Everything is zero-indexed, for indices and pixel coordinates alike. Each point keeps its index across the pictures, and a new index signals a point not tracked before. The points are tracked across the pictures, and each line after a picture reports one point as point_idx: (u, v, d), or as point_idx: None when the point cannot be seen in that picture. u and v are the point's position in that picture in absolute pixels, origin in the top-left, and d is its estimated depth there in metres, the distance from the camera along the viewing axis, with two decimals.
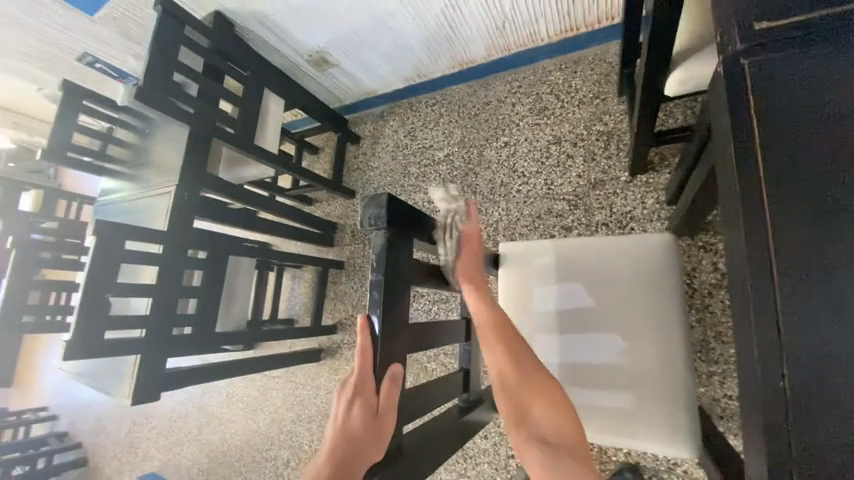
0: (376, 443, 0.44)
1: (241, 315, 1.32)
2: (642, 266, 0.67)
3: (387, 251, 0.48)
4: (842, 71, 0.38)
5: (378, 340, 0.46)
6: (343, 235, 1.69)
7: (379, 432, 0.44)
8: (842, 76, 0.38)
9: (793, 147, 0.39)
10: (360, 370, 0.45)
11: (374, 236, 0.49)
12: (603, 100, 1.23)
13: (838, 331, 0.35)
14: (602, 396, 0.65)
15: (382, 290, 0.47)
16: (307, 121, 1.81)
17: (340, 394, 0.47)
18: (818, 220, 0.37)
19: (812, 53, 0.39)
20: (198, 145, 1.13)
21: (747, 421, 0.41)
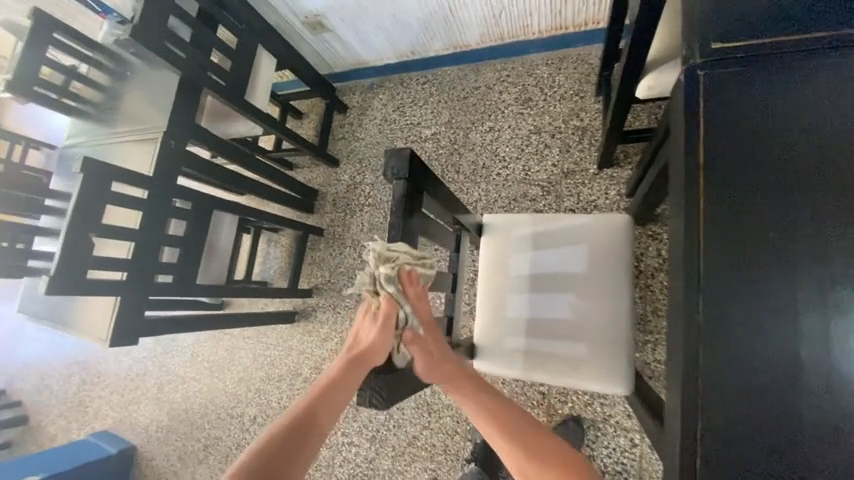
0: (379, 349, 0.57)
1: (220, 270, 1.33)
2: (604, 241, 0.79)
3: (405, 200, 0.55)
4: (764, 91, 0.51)
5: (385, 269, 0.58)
6: (324, 202, 1.71)
7: (382, 340, 0.57)
8: (763, 95, 0.51)
9: (728, 145, 0.51)
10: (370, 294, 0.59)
11: (394, 185, 0.56)
12: (581, 97, 1.34)
13: (737, 282, 0.48)
14: (560, 346, 0.77)
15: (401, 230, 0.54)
16: (295, 85, 1.79)
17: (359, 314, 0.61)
18: (735, 201, 0.50)
19: (746, 74, 0.51)
20: (188, 94, 1.11)
21: (668, 353, 0.54)
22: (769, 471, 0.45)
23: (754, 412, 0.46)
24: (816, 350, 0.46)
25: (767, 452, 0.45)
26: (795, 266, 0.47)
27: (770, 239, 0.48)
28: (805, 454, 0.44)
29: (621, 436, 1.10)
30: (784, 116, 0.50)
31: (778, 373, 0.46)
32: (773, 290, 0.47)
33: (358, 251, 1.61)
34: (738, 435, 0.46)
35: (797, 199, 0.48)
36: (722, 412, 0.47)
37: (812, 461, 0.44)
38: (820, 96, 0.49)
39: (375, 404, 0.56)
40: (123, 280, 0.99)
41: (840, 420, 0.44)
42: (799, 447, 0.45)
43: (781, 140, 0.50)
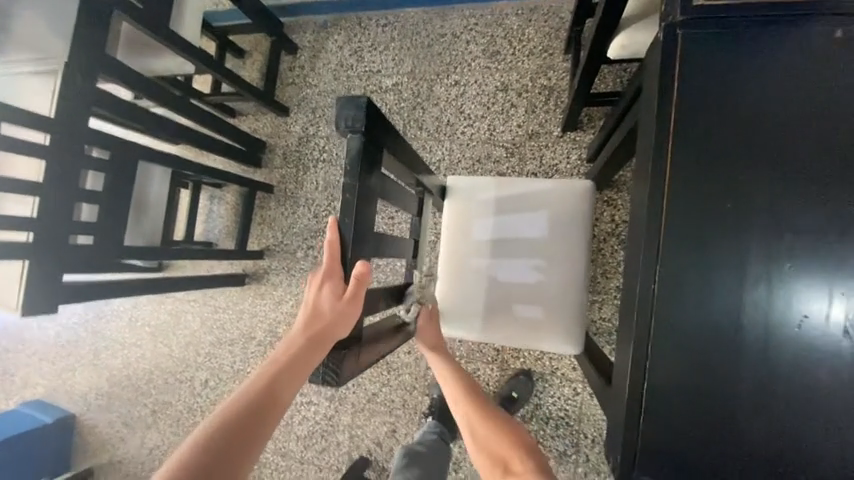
0: (342, 325, 0.52)
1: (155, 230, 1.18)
2: (566, 206, 0.78)
3: (361, 156, 0.47)
4: (738, 63, 0.50)
5: (346, 237, 0.49)
6: (273, 156, 1.56)
7: (346, 314, 0.52)
8: (739, 66, 0.50)
9: (697, 116, 0.50)
10: (330, 261, 0.50)
11: (349, 139, 0.48)
12: (550, 54, 1.29)
13: (692, 251, 0.50)
14: (519, 310, 0.79)
15: (355, 193, 0.48)
16: (234, 16, 1.54)
17: (311, 281, 0.54)
18: (699, 172, 0.50)
19: (719, 43, 0.50)
20: (94, 17, 0.90)
21: (621, 318, 0.57)
22: (702, 424, 0.49)
23: (696, 373, 0.49)
24: (754, 316, 0.49)
25: (703, 409, 0.49)
26: (744, 238, 0.49)
27: (726, 210, 0.49)
28: (735, 411, 0.49)
29: (566, 386, 1.19)
30: (753, 90, 0.49)
31: (718, 340, 0.49)
32: (721, 260, 0.50)
33: (312, 211, 1.51)
34: (680, 394, 0.50)
35: (753, 173, 0.49)
36: (667, 373, 0.50)
37: (740, 416, 0.48)
38: (789, 69, 0.49)
39: (328, 382, 0.51)
40: (29, 242, 0.84)
41: (768, 382, 0.48)
42: (729, 402, 0.49)
43: (746, 114, 0.50)
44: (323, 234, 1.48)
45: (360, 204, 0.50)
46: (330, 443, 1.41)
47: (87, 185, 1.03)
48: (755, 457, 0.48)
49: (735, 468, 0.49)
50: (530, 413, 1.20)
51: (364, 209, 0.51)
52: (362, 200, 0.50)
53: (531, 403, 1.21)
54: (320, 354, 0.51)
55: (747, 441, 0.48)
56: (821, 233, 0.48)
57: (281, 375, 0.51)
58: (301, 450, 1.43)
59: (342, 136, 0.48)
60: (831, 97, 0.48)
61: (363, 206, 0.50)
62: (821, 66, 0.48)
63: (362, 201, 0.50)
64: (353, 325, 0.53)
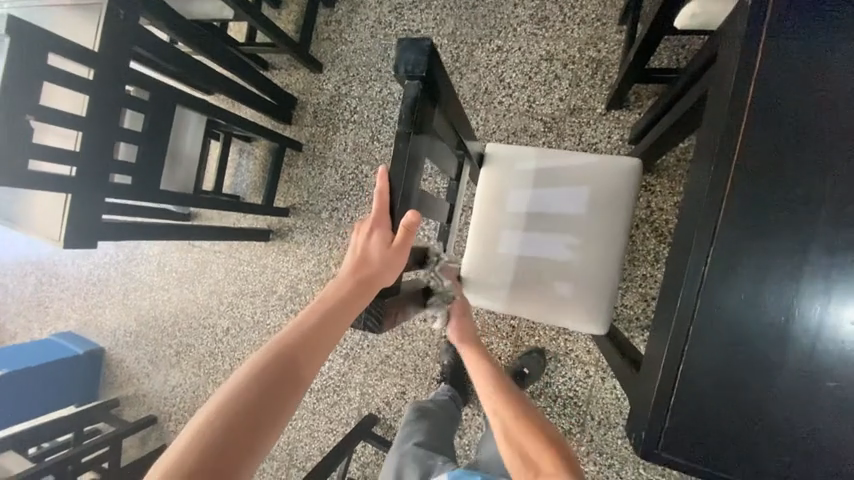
0: (388, 271, 0.54)
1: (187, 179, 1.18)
2: (609, 184, 0.75)
3: (418, 105, 0.46)
4: (831, 38, 0.45)
5: (396, 187, 0.49)
6: (303, 113, 1.55)
7: (393, 263, 0.54)
8: (831, 42, 0.45)
9: (778, 93, 0.46)
10: (381, 209, 0.51)
11: (407, 87, 0.46)
12: (603, 24, 1.20)
13: (751, 238, 0.48)
14: (548, 286, 0.78)
15: (408, 145, 0.47)
16: None
17: (360, 229, 0.56)
18: (774, 153, 0.47)
19: (812, 15, 0.46)
20: None
21: (662, 300, 0.55)
22: (736, 414, 0.48)
23: (739, 363, 0.48)
24: (810, 312, 0.47)
25: (740, 399, 0.48)
26: (813, 230, 0.46)
27: (795, 198, 0.46)
28: (773, 405, 0.47)
29: (578, 368, 1.20)
30: (844, 69, 0.45)
31: (764, 330, 0.48)
32: (781, 249, 0.47)
33: (339, 172, 1.50)
34: (716, 381, 0.49)
35: (834, 160, 0.46)
36: (705, 359, 0.49)
37: (779, 411, 0.47)
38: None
39: (370, 328, 0.55)
40: (72, 177, 0.86)
41: (812, 377, 0.47)
42: (769, 395, 0.48)
43: (833, 96, 0.46)
44: (348, 196, 1.48)
45: (413, 156, 0.48)
46: (341, 398, 1.47)
47: (126, 126, 1.05)
48: (792, 452, 0.47)
49: (768, 462, 0.48)
50: (539, 390, 1.22)
51: (414, 162, 0.49)
52: (414, 153, 0.49)
53: (541, 380, 1.22)
54: (368, 297, 0.53)
55: (783, 437, 0.47)
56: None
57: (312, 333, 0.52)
58: (313, 402, 1.50)
59: (401, 81, 0.47)
60: None
61: (414, 159, 0.49)
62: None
63: (415, 153, 0.49)
64: (399, 273, 0.55)
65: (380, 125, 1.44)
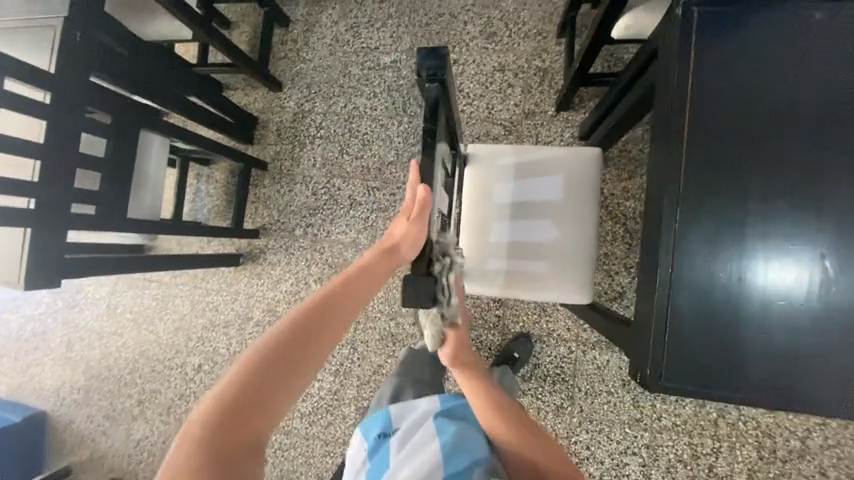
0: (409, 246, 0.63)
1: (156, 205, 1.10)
2: (578, 171, 0.86)
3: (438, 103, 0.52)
4: (743, 39, 0.59)
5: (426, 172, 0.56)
6: (265, 132, 1.53)
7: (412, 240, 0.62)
8: (743, 41, 0.59)
9: (709, 83, 0.59)
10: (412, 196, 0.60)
11: (428, 88, 0.52)
12: (544, 37, 1.36)
13: (706, 197, 0.59)
14: (536, 267, 0.87)
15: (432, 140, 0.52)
16: None
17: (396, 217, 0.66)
18: (714, 129, 0.59)
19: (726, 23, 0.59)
20: None
21: (643, 258, 0.66)
22: (715, 343, 0.59)
23: (711, 300, 0.59)
24: (757, 250, 0.58)
25: (717, 330, 0.59)
26: (750, 184, 0.58)
27: (735, 163, 0.59)
28: (741, 330, 0.58)
29: (561, 346, 1.30)
30: (754, 62, 0.59)
31: (727, 271, 0.59)
32: (729, 203, 0.59)
33: (309, 188, 1.49)
34: (696, 317, 0.59)
35: (758, 127, 0.58)
36: (686, 301, 0.59)
37: (746, 335, 0.58)
38: (786, 38, 0.58)
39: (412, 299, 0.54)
40: (31, 209, 0.79)
41: (766, 303, 0.58)
42: (739, 323, 0.58)
43: (750, 83, 0.59)
44: (322, 210, 1.48)
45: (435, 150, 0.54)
46: (336, 417, 1.43)
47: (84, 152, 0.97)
48: (762, 367, 0.58)
49: (746, 378, 0.58)
50: (529, 372, 1.30)
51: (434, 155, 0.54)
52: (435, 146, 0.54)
53: (530, 361, 1.30)
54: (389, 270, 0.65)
55: (753, 355, 0.58)
56: (815, 179, 0.57)
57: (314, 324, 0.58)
58: (305, 426, 1.44)
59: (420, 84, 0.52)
60: (819, 69, 0.57)
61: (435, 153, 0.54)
62: (815, 37, 0.57)
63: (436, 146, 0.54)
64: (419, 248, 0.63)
65: (348, 138, 1.47)
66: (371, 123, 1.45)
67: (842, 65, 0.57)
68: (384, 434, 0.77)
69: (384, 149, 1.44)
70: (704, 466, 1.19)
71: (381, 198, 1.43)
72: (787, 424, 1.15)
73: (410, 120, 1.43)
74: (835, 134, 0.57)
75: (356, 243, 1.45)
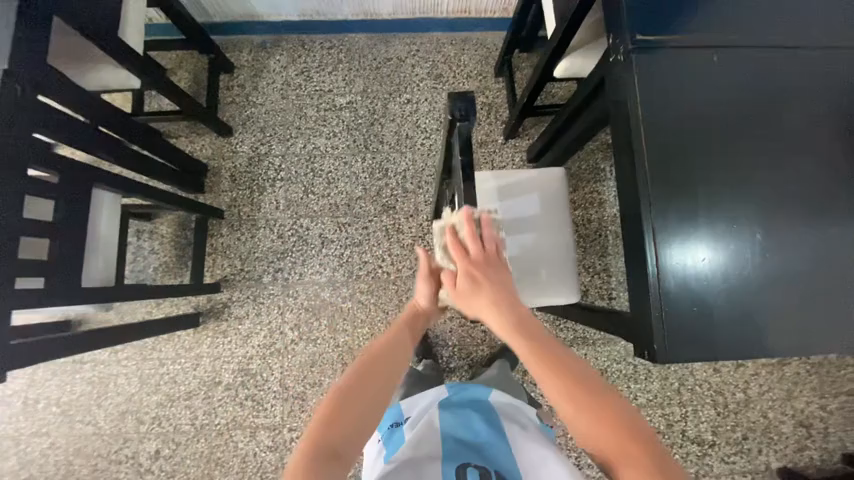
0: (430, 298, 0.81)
1: (110, 269, 0.97)
2: (550, 188, 1.00)
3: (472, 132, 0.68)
4: (670, 74, 0.76)
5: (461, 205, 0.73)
6: (218, 179, 1.46)
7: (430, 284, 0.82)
8: (671, 75, 0.76)
9: (653, 108, 0.76)
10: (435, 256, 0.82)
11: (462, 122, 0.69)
12: (484, 77, 1.54)
13: (669, 196, 0.74)
14: (529, 275, 0.96)
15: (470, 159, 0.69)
16: (166, 30, 1.44)
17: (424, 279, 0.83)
18: (664, 143, 0.75)
19: (656, 64, 0.76)
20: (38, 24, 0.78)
21: (628, 253, 0.79)
22: (698, 313, 0.72)
23: (688, 278, 0.73)
24: (712, 232, 0.74)
25: (697, 302, 0.72)
26: (697, 185, 0.74)
27: (684, 167, 0.75)
28: (714, 299, 0.72)
29: None
30: (681, 90, 0.76)
31: (695, 252, 0.73)
32: (686, 198, 0.74)
33: (275, 231, 1.44)
34: (680, 294, 0.72)
35: (695, 140, 0.75)
36: (670, 282, 0.73)
37: (718, 303, 0.72)
38: (699, 72, 0.77)
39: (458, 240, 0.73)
40: None
41: (727, 274, 0.73)
42: (711, 294, 0.73)
43: (682, 105, 0.76)
44: (292, 253, 1.42)
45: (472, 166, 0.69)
46: None
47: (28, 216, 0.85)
48: (734, 326, 0.72)
49: (724, 338, 0.72)
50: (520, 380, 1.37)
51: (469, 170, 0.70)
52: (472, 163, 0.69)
53: (519, 368, 1.38)
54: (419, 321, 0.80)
55: (726, 318, 0.72)
56: (739, 175, 0.75)
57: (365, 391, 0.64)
58: None
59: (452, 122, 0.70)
60: (723, 96, 0.77)
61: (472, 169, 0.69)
62: (716, 73, 0.77)
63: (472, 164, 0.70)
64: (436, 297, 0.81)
65: (311, 178, 1.47)
66: (334, 161, 1.48)
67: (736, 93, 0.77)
68: (396, 424, 0.91)
69: (351, 186, 1.47)
70: (678, 432, 1.35)
71: (353, 233, 1.44)
72: (730, 380, 1.38)
73: (373, 156, 1.49)
74: (745, 141, 0.76)
75: (333, 282, 1.41)
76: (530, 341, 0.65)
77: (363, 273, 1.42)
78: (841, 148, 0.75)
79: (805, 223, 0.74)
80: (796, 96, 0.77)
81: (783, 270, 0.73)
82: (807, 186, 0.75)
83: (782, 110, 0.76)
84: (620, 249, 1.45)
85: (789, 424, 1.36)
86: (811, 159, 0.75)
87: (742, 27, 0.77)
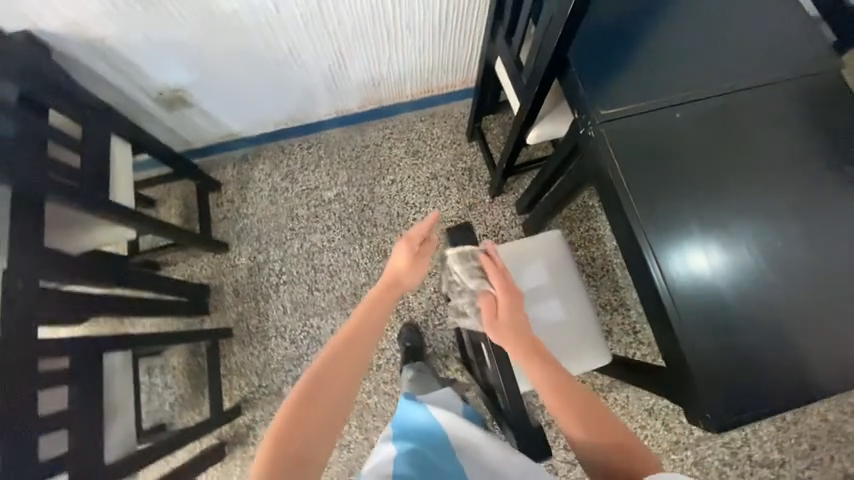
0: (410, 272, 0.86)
1: (129, 434, 0.94)
2: (556, 254, 1.01)
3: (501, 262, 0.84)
4: (639, 131, 0.82)
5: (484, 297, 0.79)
6: (222, 297, 1.46)
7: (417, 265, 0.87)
8: (639, 133, 0.82)
9: (631, 164, 0.81)
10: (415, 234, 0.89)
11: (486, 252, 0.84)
12: (459, 144, 1.61)
13: (667, 237, 0.79)
14: (557, 345, 0.97)
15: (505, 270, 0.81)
16: (153, 166, 1.47)
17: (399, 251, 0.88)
18: (650, 191, 0.80)
19: (624, 126, 0.82)
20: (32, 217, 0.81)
21: (649, 303, 0.81)
22: (730, 344, 0.74)
23: (711, 312, 0.76)
24: (721, 259, 0.78)
25: (725, 331, 0.75)
26: (695, 229, 0.79)
27: (677, 207, 0.79)
28: (740, 324, 0.75)
29: None
30: (653, 143, 0.82)
31: (708, 283, 0.77)
32: (686, 235, 0.78)
33: (287, 338, 1.42)
34: (707, 326, 0.75)
35: (678, 180, 0.80)
36: (693, 320, 0.75)
37: (744, 328, 0.75)
38: (665, 123, 0.82)
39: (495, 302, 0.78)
40: None
41: (745, 298, 0.76)
42: (736, 321, 0.75)
43: (658, 156, 0.81)
44: (308, 357, 1.39)
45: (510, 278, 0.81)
46: None
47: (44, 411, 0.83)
48: (770, 346, 0.74)
49: (763, 360, 0.74)
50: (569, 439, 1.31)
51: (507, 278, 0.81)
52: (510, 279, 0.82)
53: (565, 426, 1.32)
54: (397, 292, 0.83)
55: (758, 339, 0.75)
56: (727, 220, 0.79)
57: (338, 363, 0.69)
58: None
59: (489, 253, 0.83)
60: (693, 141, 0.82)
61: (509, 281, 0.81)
62: (683, 123, 0.83)
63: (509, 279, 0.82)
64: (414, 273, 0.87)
65: (313, 275, 1.47)
66: (333, 254, 1.50)
67: (708, 136, 0.82)
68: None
69: (353, 275, 1.47)
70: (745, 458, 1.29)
71: None
72: None
73: (370, 240, 1.51)
74: (726, 172, 0.81)
75: None
76: (545, 377, 0.69)
77: (383, 361, 1.39)
78: (810, 173, 0.81)
79: (799, 250, 0.78)
80: (760, 128, 0.83)
81: (795, 284, 0.77)
82: (790, 209, 0.80)
83: (749, 142, 0.82)
84: (630, 279, 1.45)
85: (852, 422, 1.30)
86: (787, 189, 0.80)
87: (692, 81, 0.84)
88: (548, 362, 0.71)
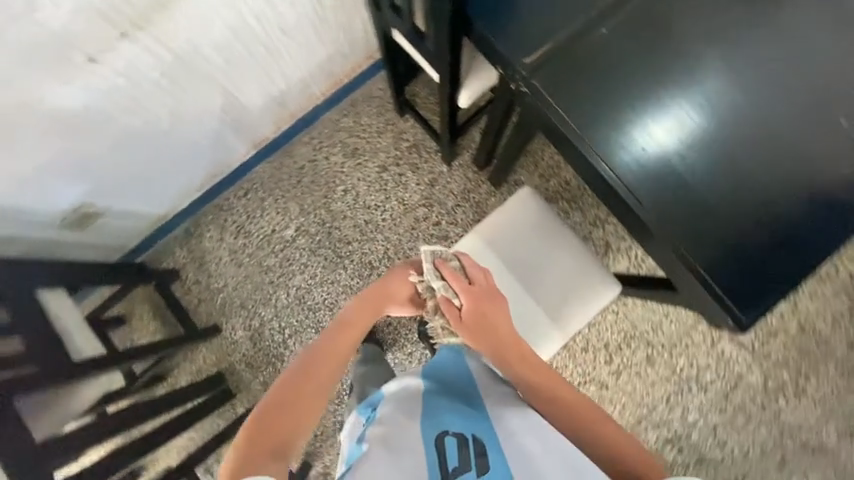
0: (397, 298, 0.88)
1: None
2: (533, 213, 0.99)
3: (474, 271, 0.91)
4: (567, 62, 0.78)
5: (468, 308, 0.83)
6: (238, 375, 1.43)
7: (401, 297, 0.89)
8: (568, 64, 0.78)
9: (571, 100, 0.78)
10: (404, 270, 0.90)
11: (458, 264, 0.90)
12: (394, 123, 1.49)
13: (628, 155, 0.79)
14: (566, 297, 0.98)
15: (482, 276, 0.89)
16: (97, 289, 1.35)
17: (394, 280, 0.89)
18: (598, 117, 0.78)
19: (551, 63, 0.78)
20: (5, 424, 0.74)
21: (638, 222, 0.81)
22: (715, 226, 0.79)
23: (691, 203, 0.79)
24: (682, 151, 0.79)
25: (708, 214, 0.79)
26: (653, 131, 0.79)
27: (627, 120, 0.78)
28: (719, 201, 0.79)
29: (609, 315, 1.40)
30: (584, 67, 0.78)
31: (679, 180, 0.79)
32: (644, 144, 0.79)
33: None
34: (692, 216, 0.79)
35: (620, 91, 0.78)
36: (679, 218, 0.79)
37: (723, 203, 0.79)
38: (588, 41, 0.78)
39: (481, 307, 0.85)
40: None
41: (716, 176, 0.79)
42: (714, 200, 0.79)
43: (594, 77, 0.78)
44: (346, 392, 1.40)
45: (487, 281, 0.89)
46: None
47: None
48: (751, 207, 0.79)
49: (748, 224, 0.79)
50: (608, 354, 1.39)
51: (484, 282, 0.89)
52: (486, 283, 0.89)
53: (600, 345, 1.39)
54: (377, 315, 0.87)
55: (739, 207, 0.79)
56: (679, 109, 0.79)
57: (314, 374, 0.74)
58: None
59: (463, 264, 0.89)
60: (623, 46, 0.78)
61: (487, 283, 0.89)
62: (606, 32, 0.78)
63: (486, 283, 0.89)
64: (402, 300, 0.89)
65: (314, 316, 1.44)
66: (322, 288, 1.45)
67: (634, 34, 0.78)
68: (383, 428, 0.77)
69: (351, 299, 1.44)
70: None
71: (383, 336, 1.42)
72: None
73: (351, 259, 1.46)
74: (660, 62, 0.79)
75: None
76: (538, 383, 0.77)
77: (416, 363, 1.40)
78: (738, 44, 0.80)
79: (751, 123, 0.80)
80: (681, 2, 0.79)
81: (756, 140, 0.79)
82: (730, 70, 0.79)
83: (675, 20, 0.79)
84: None
85: None
86: (724, 66, 0.80)
87: None
88: (540, 372, 0.79)
